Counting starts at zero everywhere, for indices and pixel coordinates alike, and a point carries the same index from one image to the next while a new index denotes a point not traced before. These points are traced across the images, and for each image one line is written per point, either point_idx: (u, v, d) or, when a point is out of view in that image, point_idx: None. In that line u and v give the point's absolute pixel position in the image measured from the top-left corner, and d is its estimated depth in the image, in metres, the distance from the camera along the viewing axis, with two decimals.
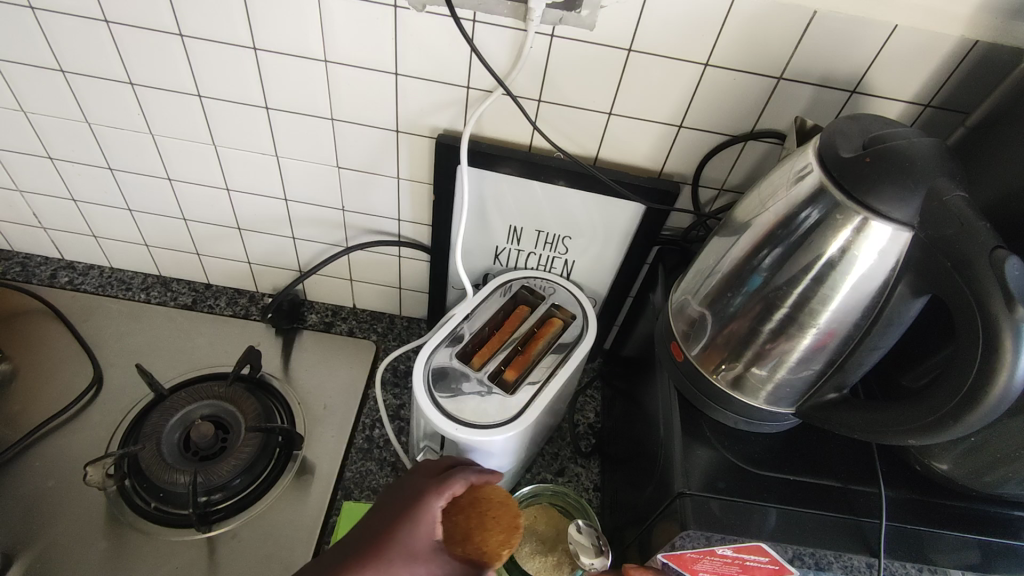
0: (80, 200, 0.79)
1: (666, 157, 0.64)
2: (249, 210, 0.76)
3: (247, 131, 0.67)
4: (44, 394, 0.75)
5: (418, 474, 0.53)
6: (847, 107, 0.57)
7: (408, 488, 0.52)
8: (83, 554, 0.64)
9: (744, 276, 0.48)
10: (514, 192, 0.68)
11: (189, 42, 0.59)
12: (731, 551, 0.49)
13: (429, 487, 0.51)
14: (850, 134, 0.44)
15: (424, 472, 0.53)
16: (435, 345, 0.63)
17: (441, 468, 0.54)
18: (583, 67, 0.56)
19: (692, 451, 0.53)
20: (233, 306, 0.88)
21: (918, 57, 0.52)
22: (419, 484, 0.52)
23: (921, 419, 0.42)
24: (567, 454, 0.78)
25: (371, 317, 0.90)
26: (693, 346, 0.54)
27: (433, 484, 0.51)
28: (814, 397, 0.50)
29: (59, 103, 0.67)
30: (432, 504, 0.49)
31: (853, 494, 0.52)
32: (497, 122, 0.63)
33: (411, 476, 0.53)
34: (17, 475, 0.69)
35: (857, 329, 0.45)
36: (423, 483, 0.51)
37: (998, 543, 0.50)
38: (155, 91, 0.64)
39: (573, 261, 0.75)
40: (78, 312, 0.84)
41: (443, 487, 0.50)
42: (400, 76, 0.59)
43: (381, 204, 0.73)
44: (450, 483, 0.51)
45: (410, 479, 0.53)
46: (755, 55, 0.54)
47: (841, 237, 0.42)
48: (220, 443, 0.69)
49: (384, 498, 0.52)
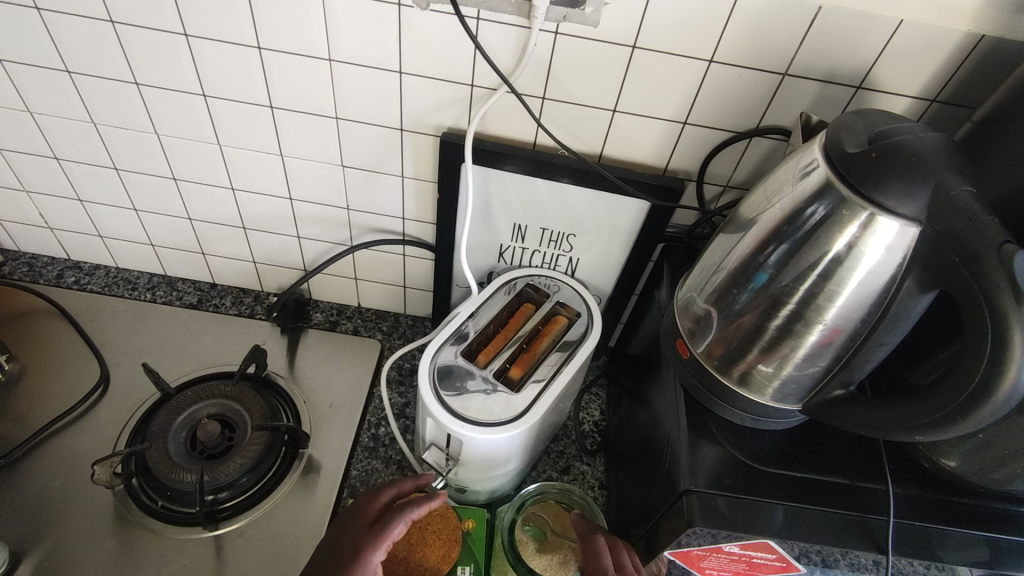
0: (86, 200, 0.80)
1: (671, 154, 0.64)
2: (254, 209, 0.77)
3: (252, 130, 0.67)
4: (51, 393, 0.76)
5: (353, 521, 0.54)
6: (853, 102, 0.56)
7: (346, 540, 0.52)
8: (91, 553, 0.64)
9: (750, 273, 0.48)
10: (518, 190, 0.68)
11: (193, 41, 0.60)
12: (737, 548, 0.49)
13: (369, 538, 0.51)
14: (855, 130, 0.44)
15: (361, 519, 0.54)
16: (440, 343, 0.63)
17: (375, 513, 0.54)
18: (587, 64, 0.56)
19: (699, 448, 0.53)
20: (238, 305, 0.88)
21: (924, 52, 0.52)
22: (359, 534, 0.52)
23: (930, 415, 0.41)
24: (572, 452, 0.78)
25: (376, 315, 0.90)
26: (699, 343, 0.54)
27: (371, 534, 0.51)
28: (821, 394, 0.50)
29: (65, 104, 0.68)
30: (370, 558, 0.50)
31: (860, 491, 0.52)
32: (501, 120, 0.63)
33: (348, 524, 0.54)
34: (25, 474, 0.69)
35: (864, 326, 0.45)
36: (361, 533, 0.52)
37: (1006, 540, 0.50)
38: (160, 91, 0.65)
39: (577, 259, 0.75)
40: (85, 312, 0.84)
41: (383, 535, 0.51)
42: (404, 74, 0.59)
43: (385, 202, 0.73)
44: (390, 531, 0.52)
45: (348, 527, 0.53)
46: (759, 51, 0.54)
47: (847, 233, 0.42)
48: (226, 442, 0.70)
49: (325, 546, 0.52)
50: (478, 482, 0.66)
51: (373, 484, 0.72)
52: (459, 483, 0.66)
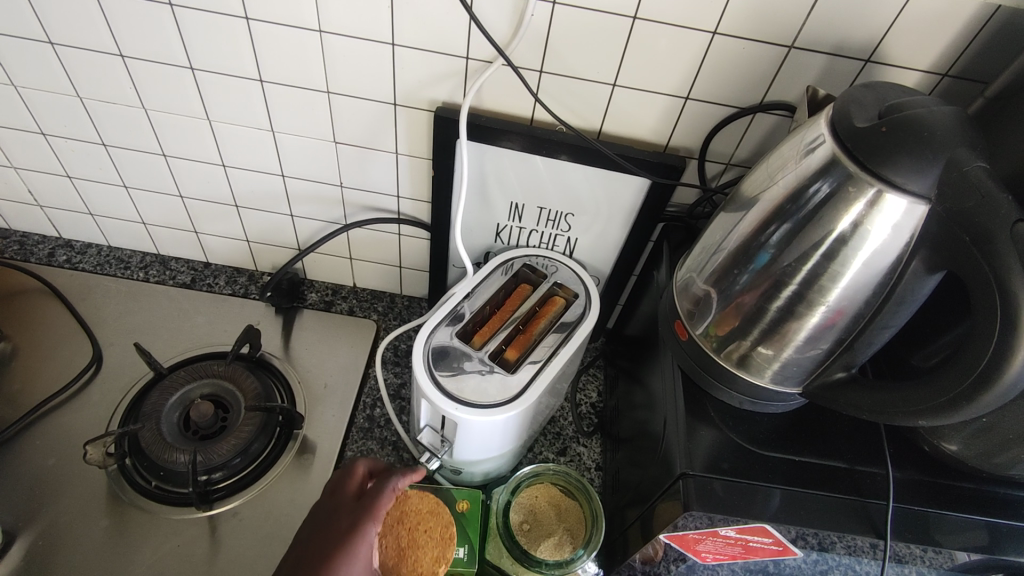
0: (76, 177, 0.78)
1: (672, 131, 0.62)
2: (246, 186, 0.75)
3: (241, 106, 0.65)
4: (43, 373, 0.75)
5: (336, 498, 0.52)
6: (861, 76, 0.54)
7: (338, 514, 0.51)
8: (84, 532, 0.64)
9: (751, 253, 0.47)
10: (515, 167, 0.66)
11: (178, 12, 0.58)
12: (734, 532, 0.49)
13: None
14: (865, 104, 0.42)
15: (339, 498, 0.52)
16: (435, 324, 0.62)
17: (354, 492, 0.53)
18: (585, 36, 0.54)
19: (696, 431, 0.52)
20: (232, 285, 0.87)
21: (937, 24, 0.50)
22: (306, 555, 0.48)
23: (932, 400, 0.40)
24: (570, 433, 0.77)
25: (372, 295, 0.89)
26: (698, 325, 0.53)
27: (335, 550, 0.47)
28: (822, 377, 0.49)
29: (50, 77, 0.66)
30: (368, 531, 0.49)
31: (859, 475, 0.51)
32: (497, 95, 0.61)
33: (325, 502, 0.53)
34: (18, 453, 0.68)
35: (868, 307, 0.44)
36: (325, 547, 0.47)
37: (1005, 526, 0.49)
38: (148, 64, 0.63)
39: (575, 239, 0.74)
40: (76, 291, 0.83)
41: (343, 564, 0.46)
42: (397, 46, 0.57)
43: (379, 180, 0.71)
44: None
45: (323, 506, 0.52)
46: (765, 23, 0.52)
47: (853, 211, 0.40)
48: (220, 422, 0.69)
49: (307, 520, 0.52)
50: (473, 464, 0.66)
51: None
52: (454, 464, 0.66)
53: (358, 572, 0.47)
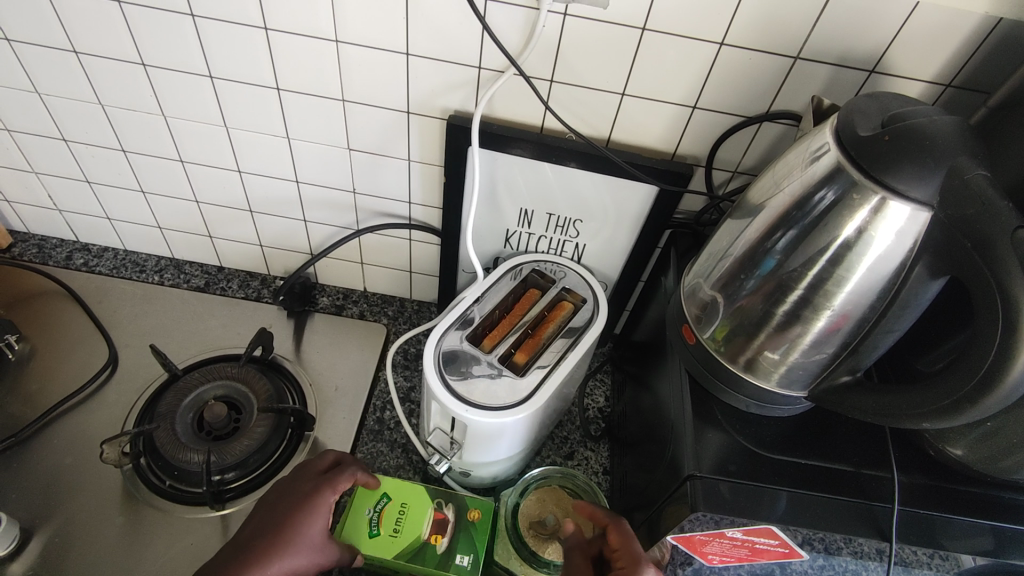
0: (95, 182, 0.80)
1: (679, 139, 0.63)
2: (261, 191, 0.76)
3: (258, 113, 0.67)
4: (60, 374, 0.76)
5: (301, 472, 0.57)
6: (866, 86, 0.56)
7: (292, 489, 0.55)
8: (99, 530, 0.65)
9: (758, 259, 0.48)
10: (525, 174, 0.67)
11: (200, 22, 0.59)
12: (741, 534, 0.49)
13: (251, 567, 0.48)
14: (869, 113, 0.43)
15: (305, 470, 0.57)
16: (445, 328, 0.63)
17: (321, 468, 0.58)
18: (595, 47, 0.56)
19: (703, 434, 0.53)
20: (245, 289, 0.89)
21: (940, 36, 0.51)
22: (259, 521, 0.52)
23: (936, 402, 0.41)
24: (577, 437, 0.78)
25: (382, 300, 0.90)
26: (705, 329, 0.54)
27: (286, 517, 0.52)
28: (826, 380, 0.50)
29: (73, 85, 0.68)
30: (326, 497, 0.54)
31: (865, 479, 0.51)
32: (509, 103, 0.62)
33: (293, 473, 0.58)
34: (36, 452, 0.70)
35: (872, 312, 0.45)
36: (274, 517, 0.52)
37: (1011, 530, 0.50)
38: (168, 72, 0.65)
39: (584, 245, 0.75)
40: (93, 293, 0.85)
41: (303, 520, 0.52)
42: (411, 56, 0.59)
43: (391, 186, 0.73)
44: (303, 532, 0.52)
45: (289, 478, 0.57)
46: (771, 35, 0.53)
47: (857, 218, 0.41)
48: (232, 423, 0.70)
49: (264, 501, 0.55)
50: (482, 466, 0.66)
51: (378, 466, 0.73)
52: (464, 466, 0.67)
53: (314, 531, 0.52)
